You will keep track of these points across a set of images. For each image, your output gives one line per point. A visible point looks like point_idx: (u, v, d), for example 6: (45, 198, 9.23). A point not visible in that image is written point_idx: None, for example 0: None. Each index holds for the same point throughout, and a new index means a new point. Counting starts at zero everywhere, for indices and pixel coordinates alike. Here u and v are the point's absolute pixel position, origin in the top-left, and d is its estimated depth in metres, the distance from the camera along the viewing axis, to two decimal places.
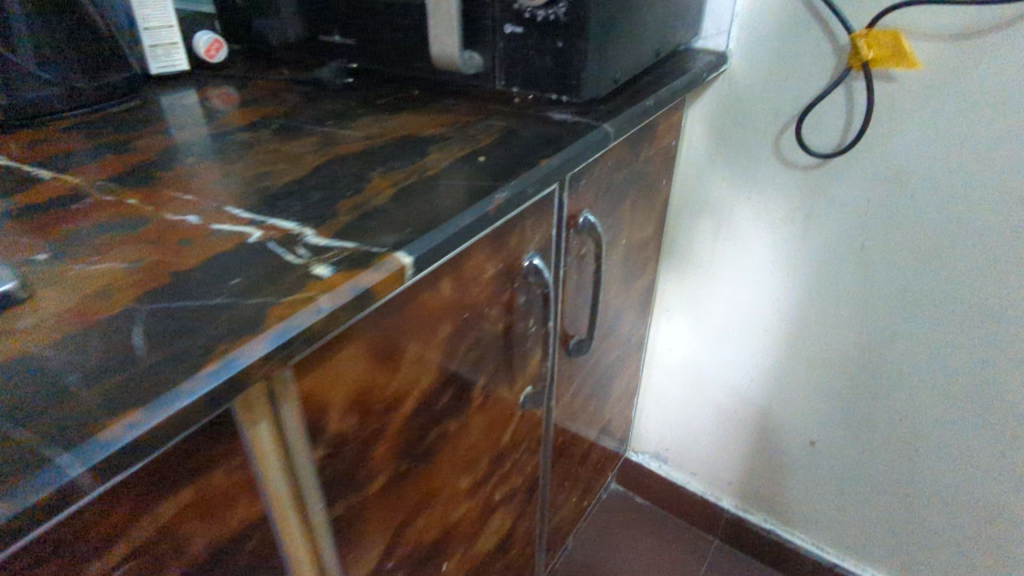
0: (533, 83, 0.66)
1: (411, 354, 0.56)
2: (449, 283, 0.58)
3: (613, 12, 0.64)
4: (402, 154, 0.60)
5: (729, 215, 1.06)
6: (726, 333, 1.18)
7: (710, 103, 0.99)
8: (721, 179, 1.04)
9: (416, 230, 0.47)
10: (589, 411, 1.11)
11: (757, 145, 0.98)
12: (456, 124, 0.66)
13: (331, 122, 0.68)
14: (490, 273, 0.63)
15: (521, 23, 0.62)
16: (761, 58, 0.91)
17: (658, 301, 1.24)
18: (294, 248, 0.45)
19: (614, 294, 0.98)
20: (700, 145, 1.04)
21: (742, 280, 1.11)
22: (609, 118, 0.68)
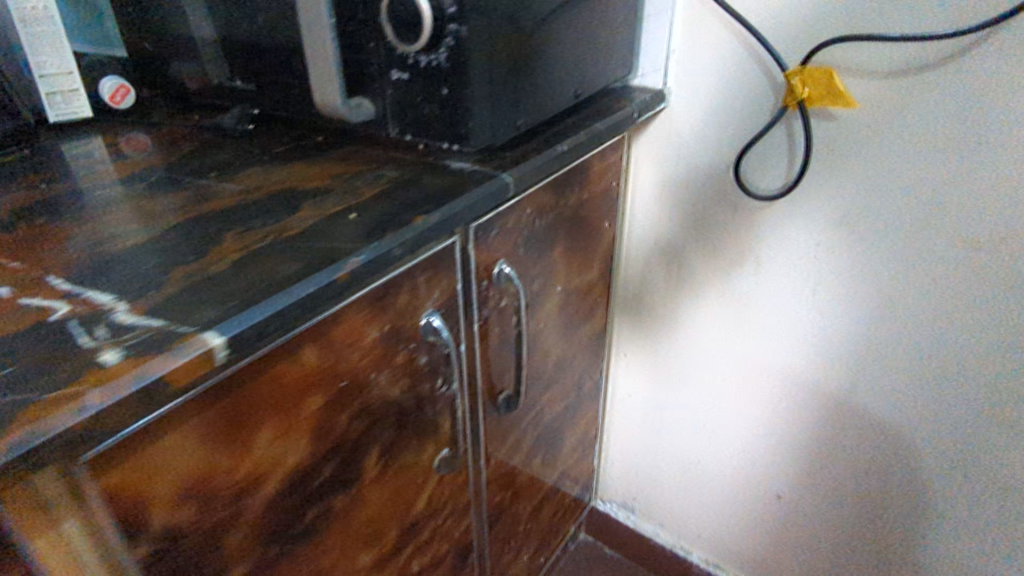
0: (424, 132, 0.61)
1: (268, 430, 0.51)
2: (315, 351, 0.53)
3: (507, 58, 0.59)
4: (270, 211, 0.55)
5: (678, 257, 1.01)
6: (683, 379, 1.13)
7: (652, 142, 0.95)
8: (668, 220, 1.00)
9: (241, 303, 0.42)
10: (536, 465, 1.04)
11: (701, 186, 0.93)
12: (343, 175, 0.62)
13: (214, 175, 0.64)
14: (372, 337, 0.58)
15: (405, 68, 0.58)
16: (700, 94, 0.86)
17: (614, 344, 1.18)
18: (94, 328, 0.40)
19: (552, 343, 0.93)
20: (645, 185, 0.99)
21: (695, 324, 1.05)
22: (509, 167, 0.63)
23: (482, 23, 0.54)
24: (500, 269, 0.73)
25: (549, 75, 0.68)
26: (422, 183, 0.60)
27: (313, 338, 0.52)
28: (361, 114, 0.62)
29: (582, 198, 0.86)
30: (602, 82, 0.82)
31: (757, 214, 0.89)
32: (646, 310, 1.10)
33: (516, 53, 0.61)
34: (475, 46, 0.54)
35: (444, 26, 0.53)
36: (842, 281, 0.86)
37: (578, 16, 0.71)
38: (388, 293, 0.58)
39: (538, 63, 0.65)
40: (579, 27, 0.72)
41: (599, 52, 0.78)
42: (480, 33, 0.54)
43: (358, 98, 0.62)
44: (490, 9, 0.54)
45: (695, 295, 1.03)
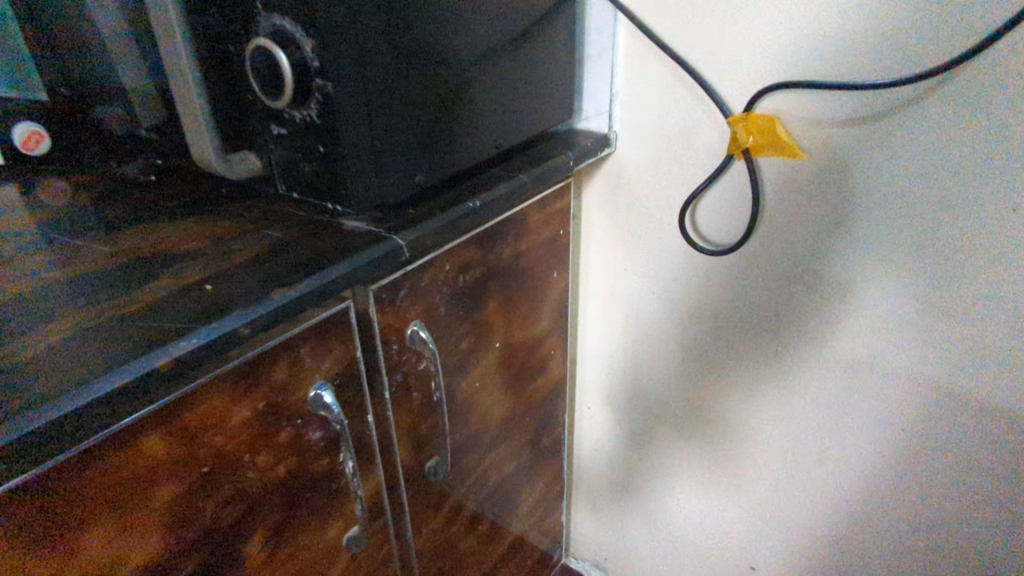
0: (310, 190, 0.57)
1: (102, 529, 0.46)
2: (160, 440, 0.48)
3: (394, 112, 0.54)
4: (127, 279, 0.51)
5: (635, 308, 0.95)
6: (648, 436, 1.05)
7: (602, 187, 0.89)
8: (623, 269, 0.93)
9: (31, 401, 0.38)
10: (485, 529, 0.97)
11: (651, 236, 0.87)
12: (223, 237, 0.57)
13: (93, 234, 0.60)
14: (241, 416, 0.53)
15: (282, 123, 0.53)
16: (647, 139, 0.80)
17: (578, 395, 1.11)
18: None
19: (493, 402, 0.86)
20: (598, 232, 0.93)
21: (655, 379, 0.98)
22: (404, 229, 0.58)
23: (354, 78, 0.49)
24: (413, 331, 0.67)
25: (459, 126, 0.63)
26: (303, 246, 0.55)
27: (156, 426, 0.47)
28: (246, 169, 0.58)
29: (518, 250, 0.80)
30: (536, 128, 0.76)
31: (709, 268, 0.82)
32: (607, 362, 1.03)
33: (409, 106, 0.56)
34: (347, 102, 0.50)
35: (310, 79, 0.49)
36: (801, 341, 0.79)
37: (497, 60, 0.66)
38: (259, 369, 0.53)
39: (442, 115, 0.60)
40: (499, 72, 0.67)
41: (528, 97, 0.73)
42: (353, 88, 0.50)
43: (242, 153, 0.58)
44: (366, 62, 0.50)
45: (652, 349, 0.96)
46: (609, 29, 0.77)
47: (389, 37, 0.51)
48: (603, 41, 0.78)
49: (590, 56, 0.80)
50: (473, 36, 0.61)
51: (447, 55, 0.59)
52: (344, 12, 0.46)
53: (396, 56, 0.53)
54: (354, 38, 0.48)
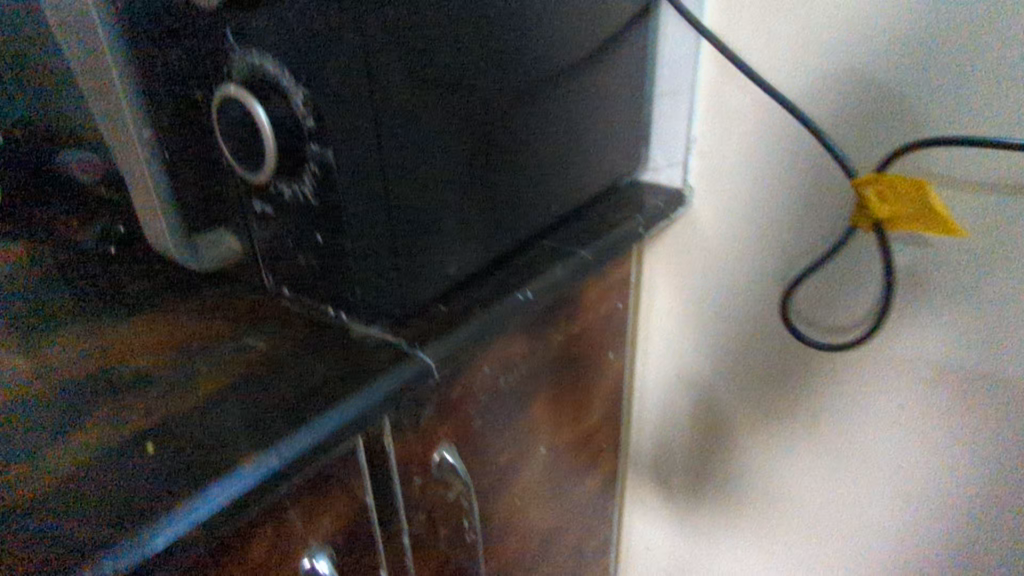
0: (304, 288, 0.41)
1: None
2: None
3: (421, 185, 0.39)
4: (40, 425, 0.35)
5: (703, 403, 0.74)
6: (710, 563, 0.82)
7: (666, 254, 0.72)
8: (690, 353, 0.74)
9: None
10: None
11: (728, 321, 0.68)
12: (189, 348, 0.42)
13: (17, 337, 0.44)
14: None
15: (268, 200, 0.38)
16: (731, 199, 0.63)
17: (620, 499, 0.90)
18: None
19: (534, 518, 0.69)
20: (660, 307, 0.74)
21: (726, 495, 0.76)
22: (432, 339, 0.42)
23: (365, 144, 0.34)
24: (442, 457, 0.51)
25: (502, 193, 0.47)
26: (294, 368, 0.39)
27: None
28: (222, 255, 0.44)
29: (569, 334, 0.63)
30: (594, 183, 0.60)
31: (807, 369, 0.63)
32: (663, 464, 0.83)
33: (440, 175, 0.41)
34: (354, 176, 0.34)
35: (303, 145, 0.34)
36: (933, 476, 0.58)
37: (551, 105, 0.50)
38: (226, 549, 0.37)
39: (482, 182, 0.45)
40: (553, 118, 0.51)
41: (586, 147, 0.57)
42: (363, 158, 0.34)
43: (217, 233, 0.44)
44: (383, 119, 0.35)
45: (718, 459, 0.75)
46: (688, 61, 0.60)
47: (413, 82, 0.36)
48: (679, 76, 0.62)
49: (662, 94, 0.64)
50: (523, 75, 0.46)
51: (490, 102, 0.43)
52: (350, 51, 0.32)
53: (422, 108, 0.37)
54: (363, 88, 0.33)
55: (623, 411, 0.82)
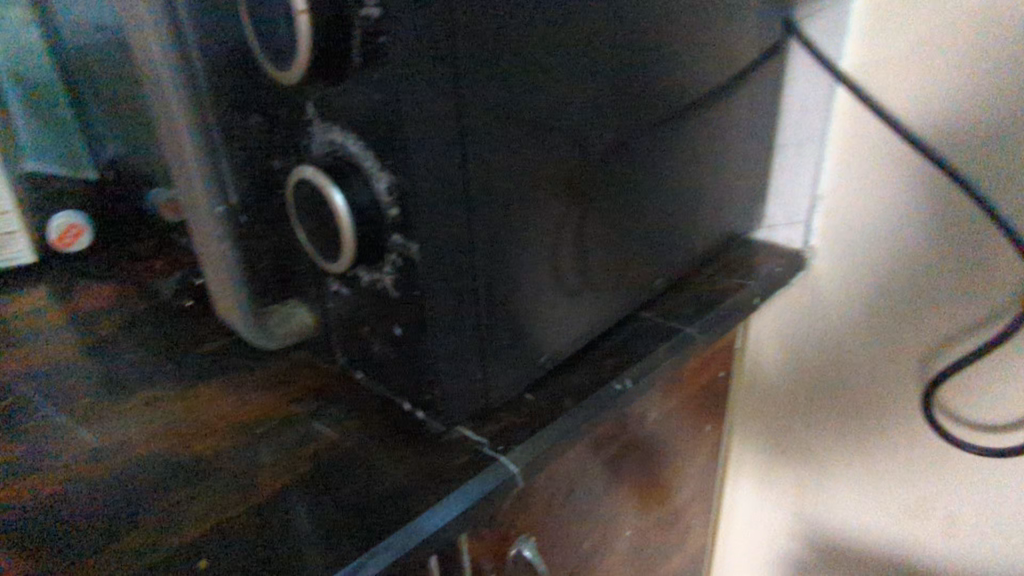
0: (377, 377, 0.37)
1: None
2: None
3: (518, 270, 0.34)
4: (92, 519, 0.33)
5: (816, 488, 0.65)
6: None
7: (778, 324, 0.63)
8: (803, 431, 0.64)
9: None
10: None
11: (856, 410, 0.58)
12: (255, 431, 0.39)
13: (91, 399, 0.43)
14: None
15: (345, 282, 0.35)
16: (864, 268, 0.54)
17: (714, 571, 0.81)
18: None
19: None
20: (770, 376, 0.66)
21: None
22: (518, 440, 0.37)
23: (455, 231, 0.30)
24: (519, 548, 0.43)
25: (606, 267, 0.41)
26: (363, 468, 0.35)
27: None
28: (294, 328, 0.40)
29: (667, 409, 0.56)
30: (706, 243, 0.53)
31: (947, 472, 0.53)
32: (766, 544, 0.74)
33: (539, 256, 0.35)
34: (441, 269, 0.30)
35: (383, 235, 0.30)
36: None
37: (669, 162, 0.43)
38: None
39: (586, 259, 0.39)
40: (669, 176, 0.44)
41: (702, 205, 0.50)
42: (452, 248, 0.30)
43: (286, 306, 0.40)
44: (474, 203, 0.30)
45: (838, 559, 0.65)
46: (819, 108, 0.53)
47: (515, 157, 0.31)
48: (810, 124, 0.54)
49: (785, 146, 0.56)
50: (641, 133, 0.40)
51: (602, 168, 0.37)
52: (443, 129, 0.27)
53: (524, 184, 0.32)
54: (454, 169, 0.28)
55: (715, 489, 0.74)
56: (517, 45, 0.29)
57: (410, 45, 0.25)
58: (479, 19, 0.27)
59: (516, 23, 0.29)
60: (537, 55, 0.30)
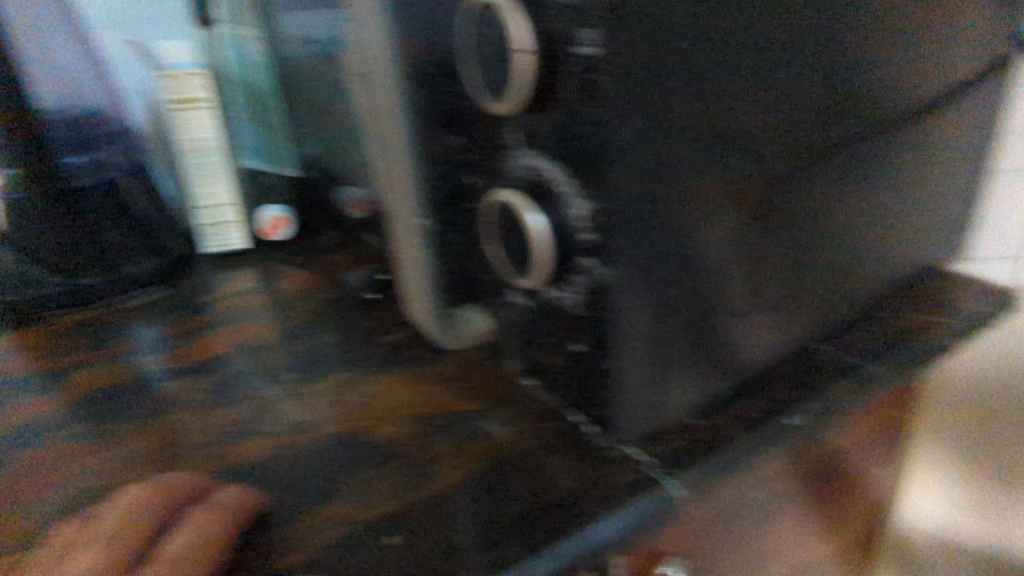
0: (549, 384, 0.39)
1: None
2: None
3: (697, 296, 0.34)
4: (299, 485, 0.38)
5: None
6: None
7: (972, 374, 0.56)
8: None
9: None
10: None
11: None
12: (432, 422, 0.42)
13: (293, 377, 0.49)
14: None
15: (526, 292, 0.37)
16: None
17: None
18: None
19: None
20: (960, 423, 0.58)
21: None
22: (683, 464, 0.37)
23: (643, 256, 0.30)
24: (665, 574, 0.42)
25: (785, 299, 0.40)
26: (530, 472, 0.37)
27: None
28: (470, 332, 0.43)
29: (839, 448, 0.52)
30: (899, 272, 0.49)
31: None
32: None
33: (718, 285, 0.35)
34: (627, 294, 0.31)
35: (573, 256, 0.31)
36: None
37: (866, 190, 0.41)
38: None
39: (765, 289, 0.38)
40: (862, 205, 0.41)
41: (895, 235, 0.46)
42: (639, 273, 0.30)
43: (466, 312, 0.42)
44: (665, 230, 0.30)
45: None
46: None
47: (708, 187, 0.31)
48: None
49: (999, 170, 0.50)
50: (836, 161, 0.38)
51: (790, 198, 0.36)
52: (645, 159, 0.28)
53: (712, 213, 0.32)
54: (649, 198, 0.29)
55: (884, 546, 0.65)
56: (719, 72, 0.29)
57: (619, 80, 0.26)
58: (689, 53, 0.27)
59: (725, 53, 0.29)
60: (742, 83, 0.30)
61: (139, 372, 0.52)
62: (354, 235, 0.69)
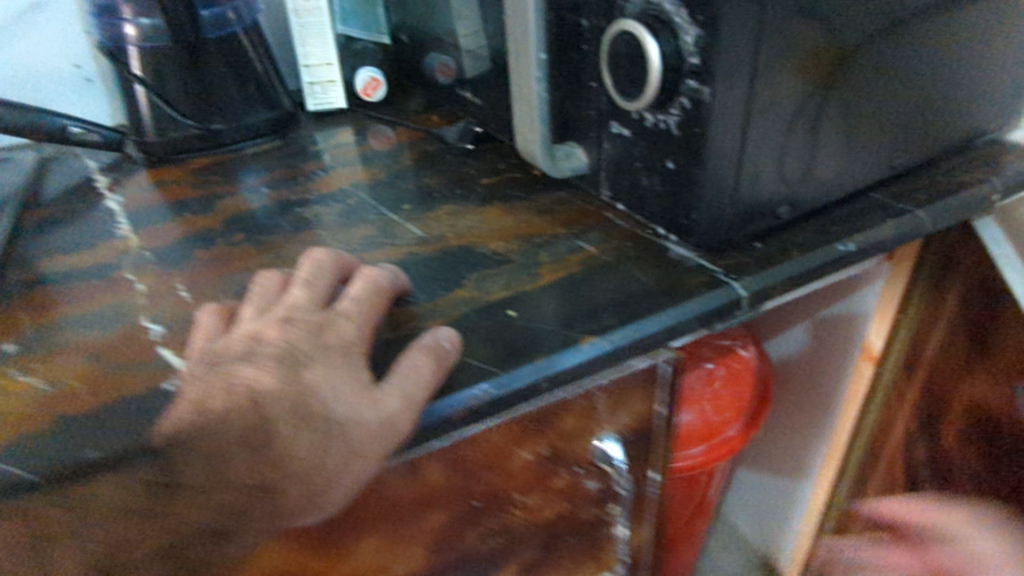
0: (638, 206, 0.47)
1: (366, 545, 0.40)
2: (441, 472, 0.39)
3: (777, 122, 0.41)
4: (434, 277, 0.47)
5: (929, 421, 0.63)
6: None
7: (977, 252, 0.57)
8: None
9: (311, 416, 0.31)
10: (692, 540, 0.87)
11: (966, 356, 0.55)
12: (536, 237, 0.51)
13: (407, 208, 0.57)
14: (524, 459, 0.43)
15: (627, 123, 0.43)
16: None
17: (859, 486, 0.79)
18: (183, 396, 0.33)
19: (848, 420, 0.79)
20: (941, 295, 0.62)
21: None
22: (748, 273, 0.44)
23: (737, 83, 0.37)
24: None
25: (840, 136, 0.45)
26: (621, 274, 0.45)
27: (438, 462, 0.38)
28: (573, 165, 0.49)
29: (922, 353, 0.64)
30: (947, 135, 0.54)
31: None
32: (881, 463, 0.73)
33: (789, 113, 0.41)
34: (721, 112, 0.38)
35: (679, 82, 0.38)
36: None
37: (927, 38, 0.46)
38: (553, 418, 0.42)
39: (828, 128, 0.44)
40: (919, 57, 0.46)
41: (953, 91, 0.51)
42: (728, 98, 0.38)
43: (569, 146, 0.49)
44: (761, 66, 0.38)
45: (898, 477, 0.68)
46: None
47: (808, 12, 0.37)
48: None
49: None
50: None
51: (868, 22, 0.41)
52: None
53: (796, 41, 0.38)
54: (752, 31, 0.36)
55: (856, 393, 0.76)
56: None
57: None
58: None
59: None
60: None
61: (268, 201, 0.61)
62: (444, 101, 0.76)
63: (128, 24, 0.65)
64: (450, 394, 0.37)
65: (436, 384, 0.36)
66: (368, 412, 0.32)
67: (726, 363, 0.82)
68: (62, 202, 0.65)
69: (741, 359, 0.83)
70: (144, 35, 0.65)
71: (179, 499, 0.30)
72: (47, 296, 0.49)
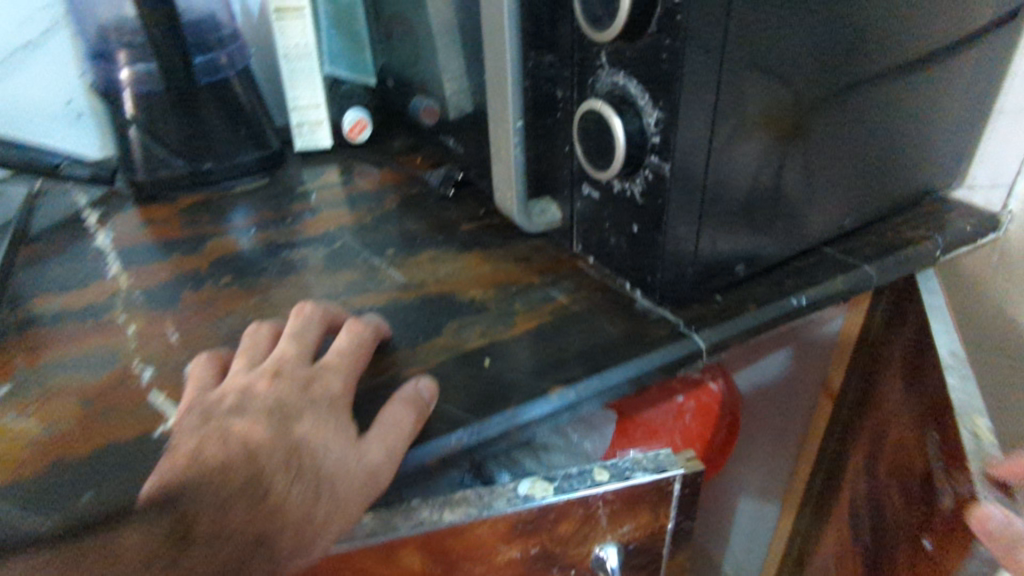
0: (607, 261, 0.50)
1: None
2: (420, 558, 0.42)
3: (734, 189, 0.45)
4: (414, 324, 0.50)
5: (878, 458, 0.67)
6: None
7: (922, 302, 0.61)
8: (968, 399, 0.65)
9: (297, 467, 0.34)
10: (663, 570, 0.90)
11: (901, 396, 0.59)
12: (512, 285, 0.54)
13: (390, 252, 0.60)
14: (509, 556, 0.44)
15: (597, 187, 0.47)
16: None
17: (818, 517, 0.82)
18: (177, 446, 0.35)
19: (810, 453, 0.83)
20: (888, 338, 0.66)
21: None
22: (707, 326, 0.48)
23: (696, 158, 0.41)
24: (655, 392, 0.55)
25: (794, 200, 0.49)
26: (590, 325, 0.48)
27: (419, 544, 0.41)
28: (548, 220, 0.53)
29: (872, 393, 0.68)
30: (894, 194, 0.58)
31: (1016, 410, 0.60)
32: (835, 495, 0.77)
33: (746, 181, 0.45)
34: (681, 184, 0.41)
35: (643, 156, 0.41)
36: None
37: (873, 111, 0.50)
38: (546, 516, 0.43)
39: (782, 192, 0.48)
40: (866, 127, 0.50)
41: (898, 156, 0.55)
42: (688, 171, 0.41)
43: (544, 202, 0.53)
44: (719, 143, 0.41)
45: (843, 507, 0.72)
46: None
47: (760, 96, 0.41)
48: None
49: (1000, 114, 0.58)
50: (853, 82, 0.47)
51: (816, 103, 0.45)
52: (704, 86, 0.38)
53: (749, 121, 0.42)
54: (708, 113, 0.39)
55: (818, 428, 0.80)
56: (762, 24, 0.38)
57: (700, 30, 0.36)
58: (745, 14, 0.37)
59: (765, 23, 0.38)
60: (772, 41, 0.39)
61: (256, 242, 0.63)
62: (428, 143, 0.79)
63: (121, 70, 0.68)
64: (428, 442, 0.39)
65: (415, 433, 0.39)
66: (351, 462, 0.35)
67: (697, 396, 0.84)
68: (52, 238, 0.67)
69: (711, 393, 0.85)
70: (137, 81, 0.68)
71: (197, 555, 0.29)
72: (40, 336, 0.51)
